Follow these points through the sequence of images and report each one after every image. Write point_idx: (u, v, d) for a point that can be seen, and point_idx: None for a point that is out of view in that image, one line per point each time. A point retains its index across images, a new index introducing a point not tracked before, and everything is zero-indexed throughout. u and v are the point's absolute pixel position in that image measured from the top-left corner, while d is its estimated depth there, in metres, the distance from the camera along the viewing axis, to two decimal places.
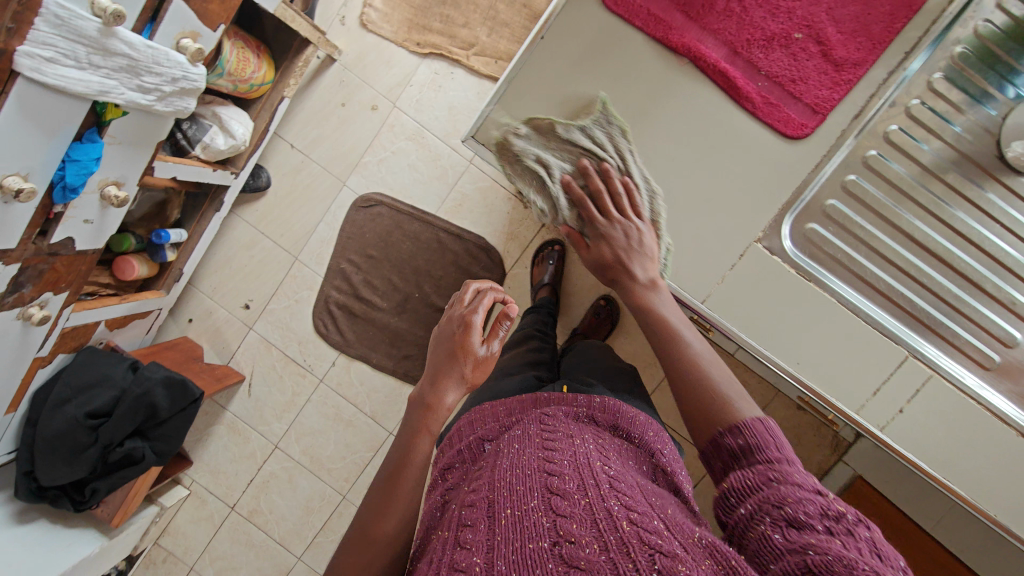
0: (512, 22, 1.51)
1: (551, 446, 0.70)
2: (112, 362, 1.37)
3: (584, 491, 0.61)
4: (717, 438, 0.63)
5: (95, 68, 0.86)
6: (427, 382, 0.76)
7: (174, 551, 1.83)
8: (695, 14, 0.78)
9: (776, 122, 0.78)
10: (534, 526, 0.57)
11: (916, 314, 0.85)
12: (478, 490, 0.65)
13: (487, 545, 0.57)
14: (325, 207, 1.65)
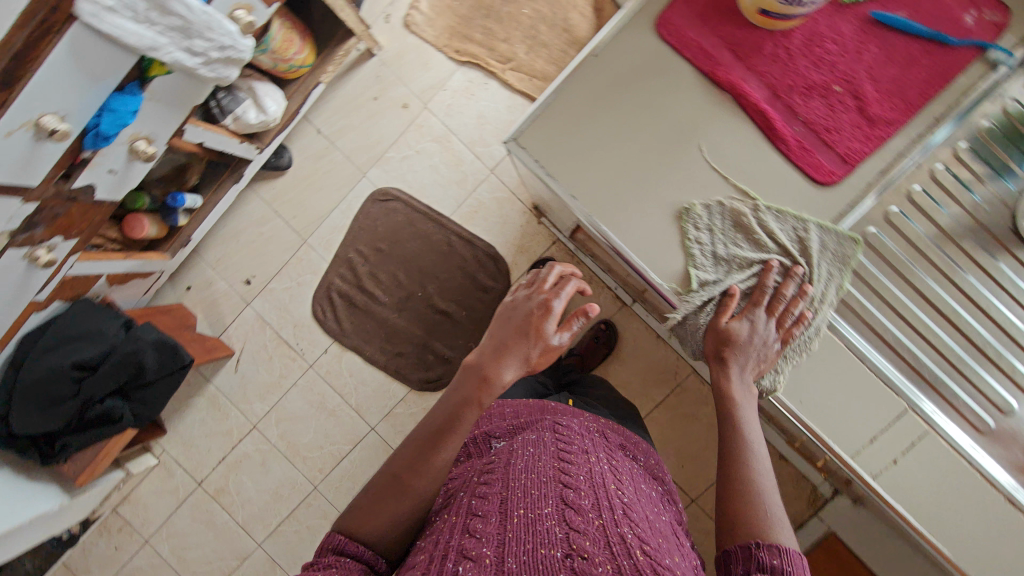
0: (551, 44, 1.56)
1: (568, 460, 0.75)
2: (107, 318, 1.36)
3: (597, 511, 0.66)
4: (751, 549, 0.57)
5: (149, 25, 0.88)
6: (493, 352, 0.77)
7: (132, 521, 1.79)
8: (743, 55, 0.85)
9: (807, 166, 0.83)
10: (546, 531, 0.62)
11: (919, 370, 0.87)
12: (495, 488, 0.70)
13: (499, 539, 0.61)
14: (341, 195, 1.66)
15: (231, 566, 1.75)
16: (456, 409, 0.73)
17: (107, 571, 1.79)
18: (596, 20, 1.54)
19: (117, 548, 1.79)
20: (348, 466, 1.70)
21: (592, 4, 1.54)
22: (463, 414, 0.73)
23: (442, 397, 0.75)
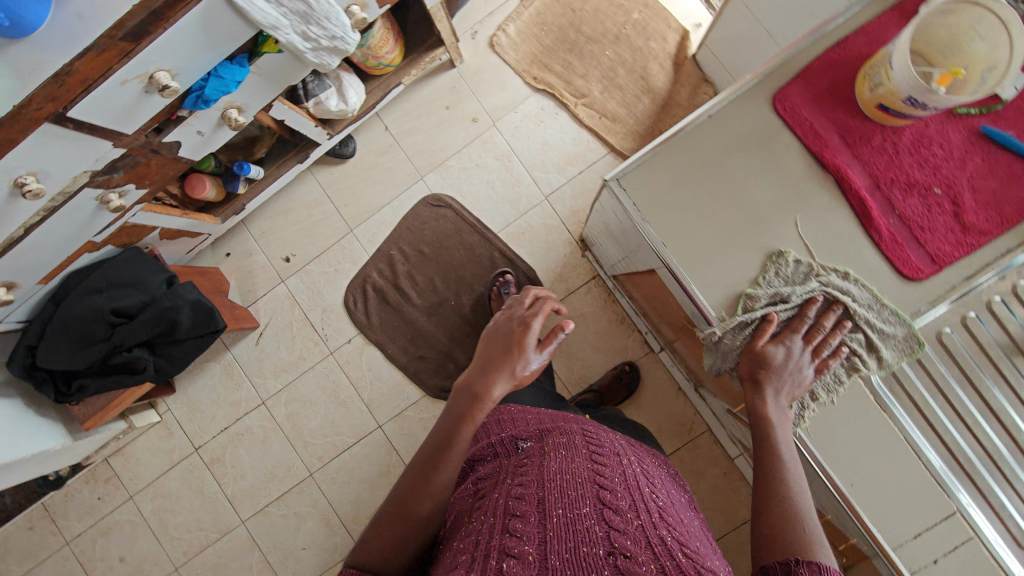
0: (627, 88, 1.60)
1: (600, 461, 0.74)
2: (152, 270, 1.36)
3: (634, 511, 0.65)
4: (789, 566, 0.55)
5: (278, 7, 0.92)
6: (481, 370, 0.83)
7: (120, 475, 1.77)
8: (852, 141, 0.82)
9: (895, 260, 0.80)
10: (586, 530, 0.61)
11: (976, 477, 0.85)
12: (529, 486, 0.68)
13: (540, 538, 0.60)
14: (395, 194, 1.68)
15: (211, 536, 1.73)
16: (454, 426, 0.77)
17: (85, 519, 1.78)
18: (675, 74, 1.58)
19: (100, 498, 1.78)
20: (349, 459, 1.70)
21: (673, 59, 1.58)
22: (458, 432, 0.76)
23: (438, 420, 0.79)
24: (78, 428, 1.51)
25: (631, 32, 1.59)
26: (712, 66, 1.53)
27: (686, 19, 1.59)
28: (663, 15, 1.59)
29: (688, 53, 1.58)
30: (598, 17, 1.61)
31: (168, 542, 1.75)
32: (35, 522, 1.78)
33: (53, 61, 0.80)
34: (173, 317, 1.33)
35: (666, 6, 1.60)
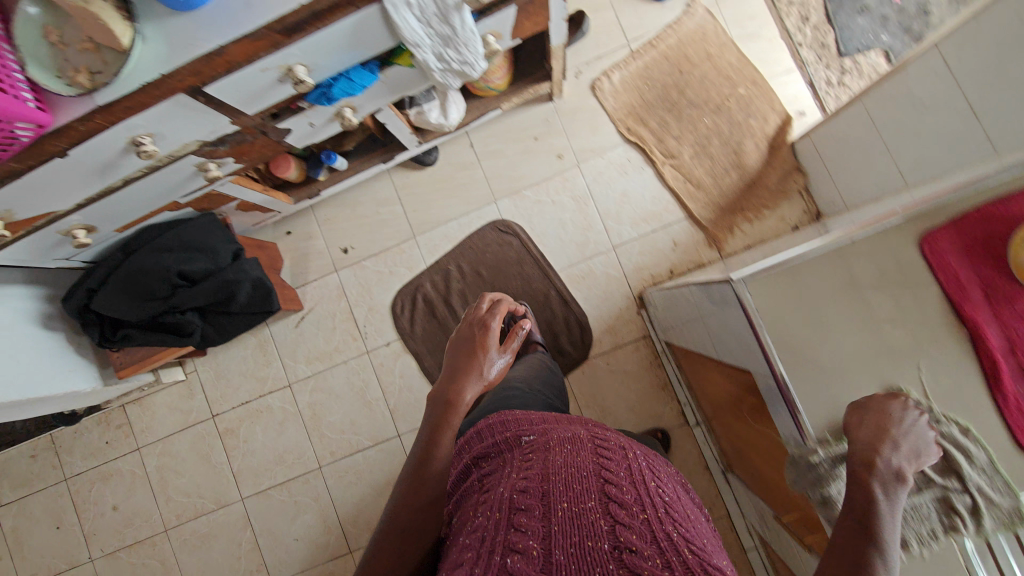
0: (718, 159, 1.59)
1: (606, 456, 0.69)
2: (223, 239, 1.36)
3: (643, 507, 0.60)
4: None
5: (426, 26, 0.93)
6: (449, 382, 0.91)
7: (132, 424, 1.76)
8: (995, 299, 0.72)
9: (1016, 429, 0.70)
10: (592, 524, 0.56)
11: None
12: (532, 479, 0.64)
13: (545, 532, 0.56)
14: (465, 211, 1.68)
15: (208, 505, 1.73)
16: (433, 432, 0.80)
17: (89, 460, 1.77)
18: (769, 156, 1.57)
19: (107, 443, 1.77)
20: (361, 460, 1.69)
21: (770, 141, 1.57)
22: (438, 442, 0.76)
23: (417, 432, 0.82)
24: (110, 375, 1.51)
25: (735, 106, 1.58)
26: (809, 157, 1.51)
27: (791, 106, 1.58)
28: (771, 96, 1.57)
29: (788, 138, 1.56)
30: (704, 83, 1.59)
31: (164, 501, 1.74)
32: (39, 451, 1.78)
33: (206, 42, 0.81)
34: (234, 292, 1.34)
35: (775, 87, 1.59)
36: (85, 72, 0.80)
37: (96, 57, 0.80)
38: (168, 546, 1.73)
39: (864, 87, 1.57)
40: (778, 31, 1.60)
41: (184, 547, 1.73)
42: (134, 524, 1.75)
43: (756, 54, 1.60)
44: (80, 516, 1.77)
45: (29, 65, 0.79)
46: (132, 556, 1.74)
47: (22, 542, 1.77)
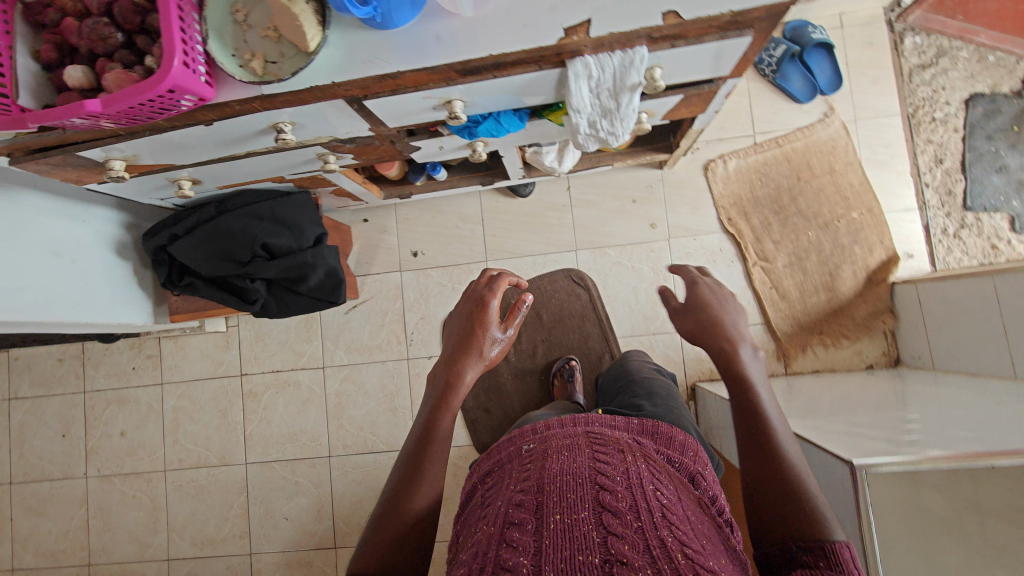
0: (811, 275, 1.54)
1: (603, 455, 0.58)
2: (312, 221, 1.34)
3: (638, 513, 0.50)
4: None
5: (595, 97, 0.89)
6: (452, 354, 0.67)
7: (162, 359, 1.77)
8: None
9: None
10: (583, 537, 0.47)
11: None
12: (526, 489, 0.54)
13: (534, 550, 0.47)
14: (543, 250, 1.66)
15: (211, 460, 1.73)
16: (430, 416, 0.64)
17: (111, 380, 1.78)
18: (864, 288, 1.52)
19: (133, 369, 1.78)
20: (370, 462, 1.68)
21: (869, 274, 1.52)
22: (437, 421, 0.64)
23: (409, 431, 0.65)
24: (160, 314, 1.50)
25: (843, 228, 1.54)
26: (906, 303, 1.46)
27: (900, 244, 1.54)
28: (882, 229, 1.53)
29: (889, 277, 1.51)
30: (820, 196, 1.55)
31: (171, 443, 1.75)
32: (67, 357, 1.79)
33: (386, 63, 0.78)
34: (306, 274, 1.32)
35: (889, 221, 1.54)
36: (261, 58, 0.79)
37: (276, 46, 0.79)
38: (162, 487, 1.74)
39: (978, 248, 1.52)
40: (908, 166, 1.56)
41: (177, 492, 1.73)
42: (136, 455, 1.76)
43: (879, 182, 1.55)
44: (87, 431, 1.78)
45: (211, 39, 0.78)
46: (125, 485, 1.75)
47: (26, 439, 1.79)
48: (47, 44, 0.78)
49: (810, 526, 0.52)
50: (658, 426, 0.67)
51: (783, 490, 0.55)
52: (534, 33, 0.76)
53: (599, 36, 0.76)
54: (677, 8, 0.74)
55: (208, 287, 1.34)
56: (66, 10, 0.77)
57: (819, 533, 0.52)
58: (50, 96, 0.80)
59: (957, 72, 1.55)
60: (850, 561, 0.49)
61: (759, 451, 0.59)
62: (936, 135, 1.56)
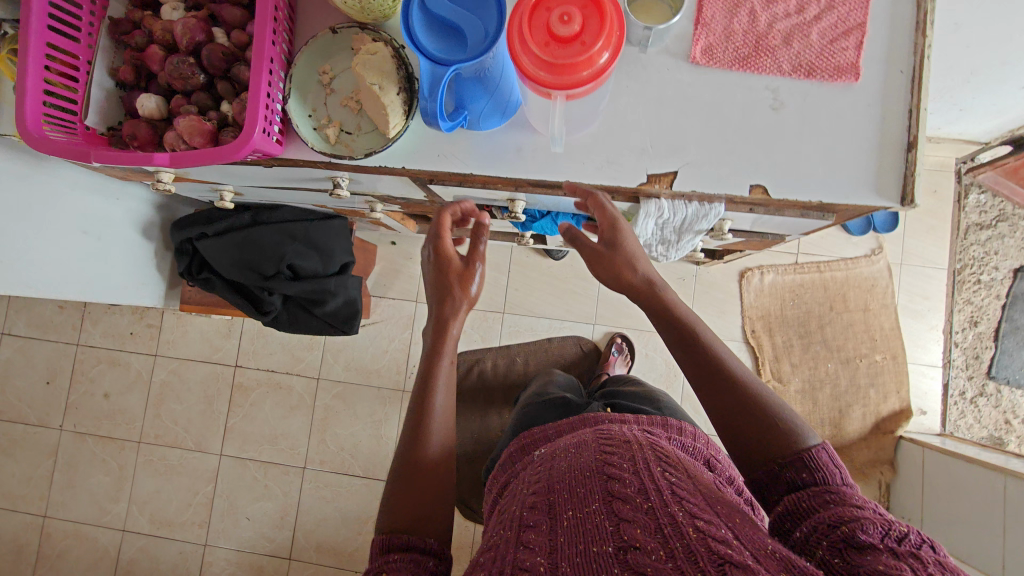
0: (820, 406, 1.52)
1: (610, 449, 0.62)
2: (342, 248, 1.32)
3: (645, 494, 0.53)
4: (819, 507, 0.55)
5: (658, 230, 0.86)
6: (441, 290, 0.74)
7: (161, 331, 1.75)
8: None
9: None
10: (597, 527, 0.51)
11: None
12: (539, 492, 0.58)
13: (552, 544, 0.50)
14: (561, 316, 1.64)
15: (188, 443, 1.72)
16: (427, 382, 0.71)
17: (107, 340, 1.76)
18: (870, 433, 1.50)
19: (130, 334, 1.76)
20: (343, 483, 1.66)
21: (878, 421, 1.50)
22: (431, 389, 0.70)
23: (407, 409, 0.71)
24: (171, 297, 1.48)
25: (863, 368, 1.52)
26: (909, 461, 1.45)
27: (915, 399, 1.53)
28: (902, 379, 1.51)
29: (897, 429, 1.49)
30: (847, 330, 1.53)
31: (152, 416, 1.74)
32: (68, 306, 1.78)
33: (460, 164, 0.76)
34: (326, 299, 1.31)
35: (909, 372, 1.52)
36: (337, 127, 0.77)
37: (354, 117, 0.78)
38: (133, 458, 1.73)
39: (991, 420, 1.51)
40: (940, 321, 1.55)
41: (147, 467, 1.73)
42: (114, 420, 1.75)
43: (908, 331, 1.54)
44: (72, 385, 1.77)
45: (291, 97, 0.75)
46: (97, 447, 1.74)
47: (9, 378, 1.78)
48: (126, 64, 0.76)
49: (784, 448, 0.62)
50: (671, 422, 0.74)
51: (746, 411, 0.64)
52: (616, 171, 0.74)
53: (680, 190, 0.74)
54: (765, 183, 0.72)
55: (225, 289, 1.31)
56: (154, 37, 0.75)
57: (795, 450, 0.61)
58: (118, 115, 0.78)
59: (1014, 240, 1.52)
60: (828, 462, 0.59)
61: (716, 386, 0.67)
62: (977, 297, 1.54)
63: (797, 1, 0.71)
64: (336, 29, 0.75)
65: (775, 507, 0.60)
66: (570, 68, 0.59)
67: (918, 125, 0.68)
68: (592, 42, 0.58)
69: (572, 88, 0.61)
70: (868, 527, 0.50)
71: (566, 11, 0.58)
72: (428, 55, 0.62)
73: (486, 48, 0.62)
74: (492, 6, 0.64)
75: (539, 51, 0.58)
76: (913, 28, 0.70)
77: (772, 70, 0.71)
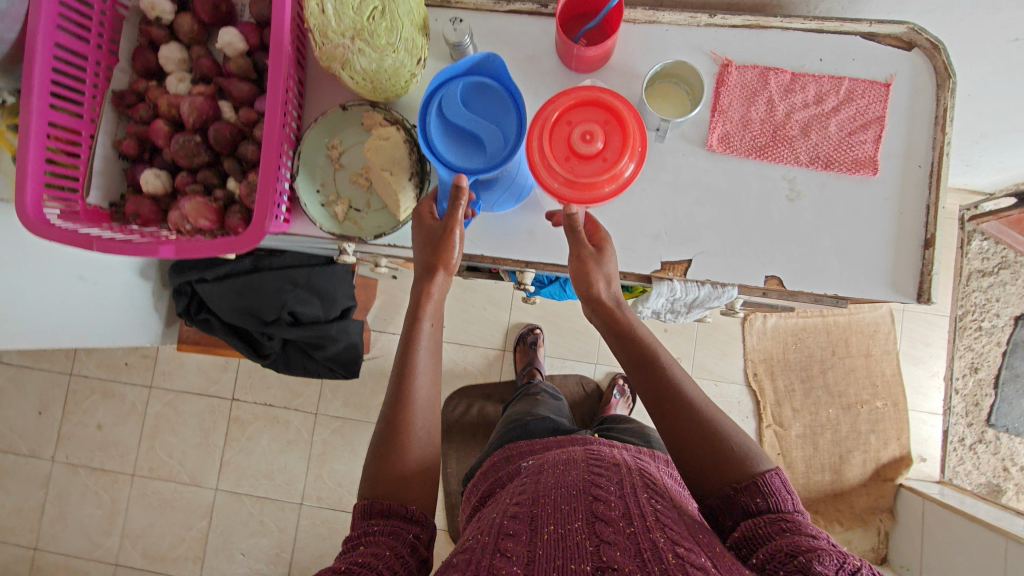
0: (821, 451, 1.52)
1: (599, 471, 0.64)
2: (344, 292, 1.27)
3: (629, 519, 0.55)
4: (774, 536, 0.53)
5: (669, 302, 0.83)
6: (420, 260, 0.68)
7: (157, 362, 1.73)
8: None
9: None
10: (577, 545, 0.52)
11: None
12: (522, 504, 0.60)
13: (528, 556, 0.51)
14: (562, 355, 1.61)
15: (182, 477, 1.69)
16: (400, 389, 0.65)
17: (101, 370, 1.74)
18: (869, 479, 1.50)
19: (125, 364, 1.73)
20: (340, 520, 1.64)
21: (878, 467, 1.50)
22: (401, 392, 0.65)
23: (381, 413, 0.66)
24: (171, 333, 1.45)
25: (864, 414, 1.52)
26: (909, 510, 1.45)
27: (916, 445, 1.53)
28: (903, 426, 1.51)
29: (897, 476, 1.49)
30: (849, 376, 1.53)
31: (146, 449, 1.72)
32: None
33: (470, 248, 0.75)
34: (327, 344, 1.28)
35: (910, 418, 1.53)
36: (346, 204, 0.75)
37: (364, 194, 0.76)
38: (126, 491, 1.71)
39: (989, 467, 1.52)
40: (941, 367, 1.55)
41: (140, 500, 1.70)
42: (108, 452, 1.72)
43: (909, 378, 1.54)
44: (64, 416, 1.74)
45: (299, 174, 0.74)
46: (89, 479, 1.72)
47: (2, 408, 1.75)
48: (129, 137, 0.74)
49: (738, 471, 0.58)
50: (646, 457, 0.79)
51: (710, 439, 0.60)
52: (629, 257, 0.73)
53: (694, 278, 0.73)
54: (781, 275, 0.71)
55: (224, 332, 1.29)
56: (159, 111, 0.73)
57: (749, 474, 0.58)
58: (120, 188, 0.76)
59: (1015, 287, 1.52)
60: (782, 488, 0.57)
61: (671, 406, 0.62)
62: (978, 343, 1.54)
63: (816, 91, 0.70)
64: (346, 107, 0.74)
65: (732, 529, 0.57)
66: (590, 185, 0.58)
67: (935, 224, 0.67)
68: (614, 159, 0.58)
69: (590, 201, 0.60)
70: (827, 556, 0.49)
71: (588, 128, 0.58)
72: (447, 165, 0.61)
73: (505, 155, 0.61)
74: (509, 111, 0.63)
75: (559, 167, 0.58)
76: (932, 122, 0.69)
77: (789, 160, 0.70)
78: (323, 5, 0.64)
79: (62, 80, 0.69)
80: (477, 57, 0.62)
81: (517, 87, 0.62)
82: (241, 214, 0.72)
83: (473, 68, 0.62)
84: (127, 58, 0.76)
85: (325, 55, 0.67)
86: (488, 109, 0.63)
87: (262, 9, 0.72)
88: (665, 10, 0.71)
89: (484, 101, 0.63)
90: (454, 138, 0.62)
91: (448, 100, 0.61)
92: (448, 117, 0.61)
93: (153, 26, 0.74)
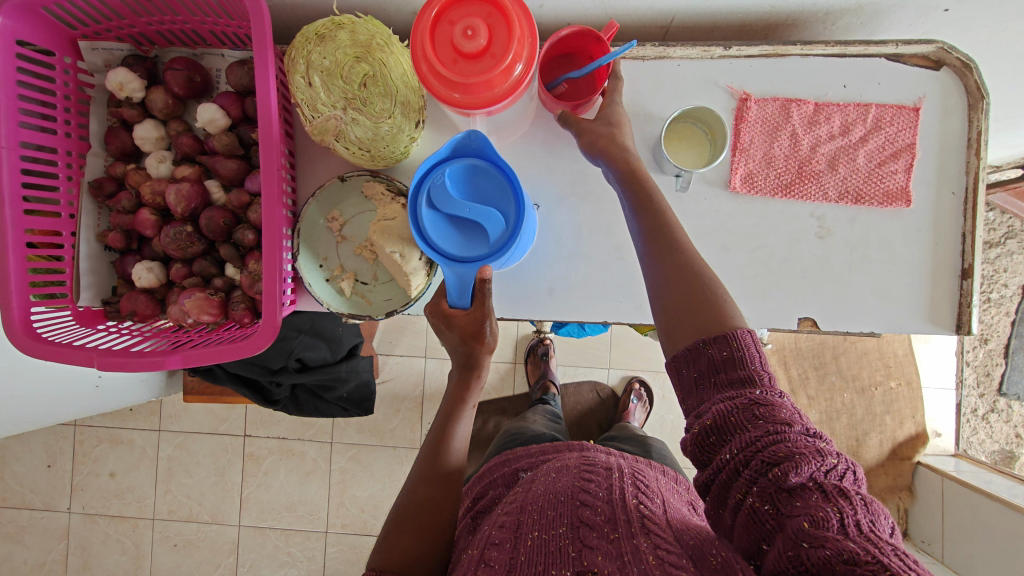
0: (838, 435, 1.50)
1: (589, 476, 0.62)
2: (351, 332, 1.20)
3: (614, 524, 0.53)
4: (747, 402, 0.45)
5: None
6: (460, 350, 0.65)
7: (162, 406, 1.65)
8: None
9: None
10: (559, 551, 0.50)
11: None
12: (510, 513, 0.59)
13: (509, 564, 0.51)
14: (574, 362, 1.53)
15: (203, 516, 1.64)
16: (438, 445, 0.67)
17: (105, 418, 1.65)
18: (887, 458, 1.49)
19: (130, 410, 1.65)
20: (368, 544, 1.60)
21: (895, 446, 1.49)
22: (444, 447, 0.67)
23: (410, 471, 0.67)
24: (172, 382, 1.37)
25: (879, 395, 1.49)
26: (928, 487, 1.46)
27: (931, 422, 1.52)
28: (915, 405, 1.46)
29: (914, 454, 1.48)
30: (862, 358, 1.50)
31: (162, 492, 1.65)
32: None
33: (503, 311, 0.71)
34: (338, 382, 1.21)
35: (924, 396, 1.51)
36: (351, 278, 0.71)
37: (370, 267, 0.72)
38: (149, 535, 1.65)
39: (995, 436, 1.56)
40: (954, 343, 1.54)
41: (164, 543, 1.65)
42: (124, 499, 1.65)
43: (922, 356, 1.52)
44: (75, 466, 1.66)
45: (301, 252, 0.69)
46: (109, 527, 1.65)
47: (7, 464, 1.67)
48: (113, 229, 0.69)
49: (711, 325, 0.50)
50: (663, 467, 0.83)
51: (695, 300, 0.52)
52: None
53: None
54: (814, 316, 0.68)
55: (226, 382, 1.18)
56: (143, 199, 0.69)
57: (720, 326, 0.50)
58: (110, 281, 0.71)
59: None
60: (752, 344, 0.48)
61: (670, 251, 0.55)
62: (987, 315, 1.54)
63: (842, 121, 0.67)
64: (345, 177, 0.70)
65: (693, 418, 0.48)
66: (484, 87, 0.52)
67: (972, 253, 0.65)
68: (503, 53, 0.51)
69: (489, 104, 0.54)
70: (809, 459, 0.41)
71: (470, 23, 0.50)
72: (447, 258, 0.58)
73: (509, 237, 0.58)
74: (501, 185, 0.59)
75: (447, 72, 0.51)
76: (964, 146, 0.66)
77: (817, 197, 0.67)
78: (310, 77, 0.59)
79: (35, 180, 0.64)
80: (457, 137, 0.57)
81: (504, 160, 0.58)
82: (245, 303, 0.68)
83: (457, 147, 0.58)
84: (99, 142, 0.71)
85: (316, 128, 0.61)
86: (485, 192, 0.59)
87: (242, 77, 0.67)
88: (676, 45, 0.67)
89: (472, 179, 0.58)
90: (450, 228, 0.58)
91: (437, 191, 0.56)
92: (439, 208, 0.57)
93: (124, 105, 0.68)
